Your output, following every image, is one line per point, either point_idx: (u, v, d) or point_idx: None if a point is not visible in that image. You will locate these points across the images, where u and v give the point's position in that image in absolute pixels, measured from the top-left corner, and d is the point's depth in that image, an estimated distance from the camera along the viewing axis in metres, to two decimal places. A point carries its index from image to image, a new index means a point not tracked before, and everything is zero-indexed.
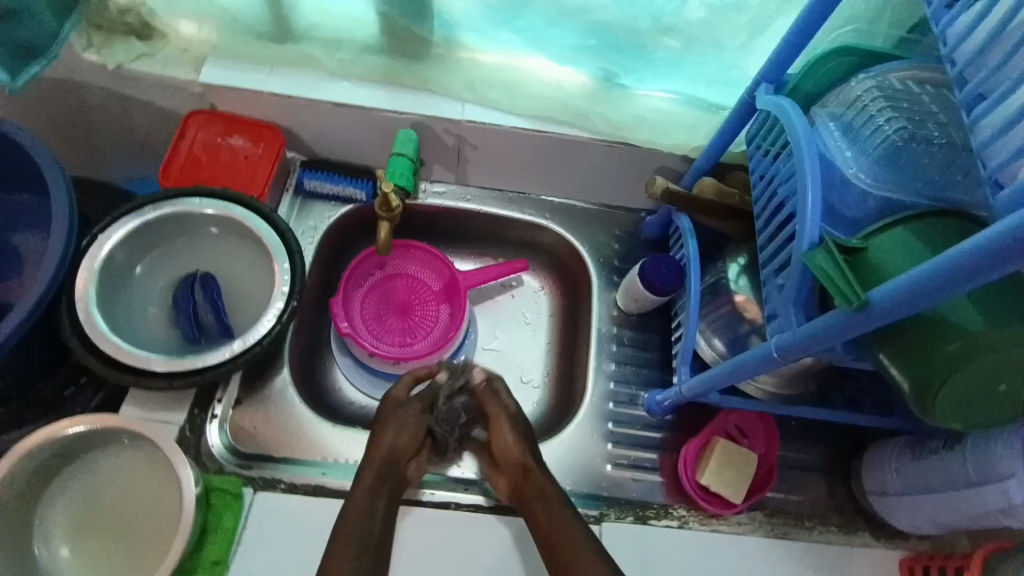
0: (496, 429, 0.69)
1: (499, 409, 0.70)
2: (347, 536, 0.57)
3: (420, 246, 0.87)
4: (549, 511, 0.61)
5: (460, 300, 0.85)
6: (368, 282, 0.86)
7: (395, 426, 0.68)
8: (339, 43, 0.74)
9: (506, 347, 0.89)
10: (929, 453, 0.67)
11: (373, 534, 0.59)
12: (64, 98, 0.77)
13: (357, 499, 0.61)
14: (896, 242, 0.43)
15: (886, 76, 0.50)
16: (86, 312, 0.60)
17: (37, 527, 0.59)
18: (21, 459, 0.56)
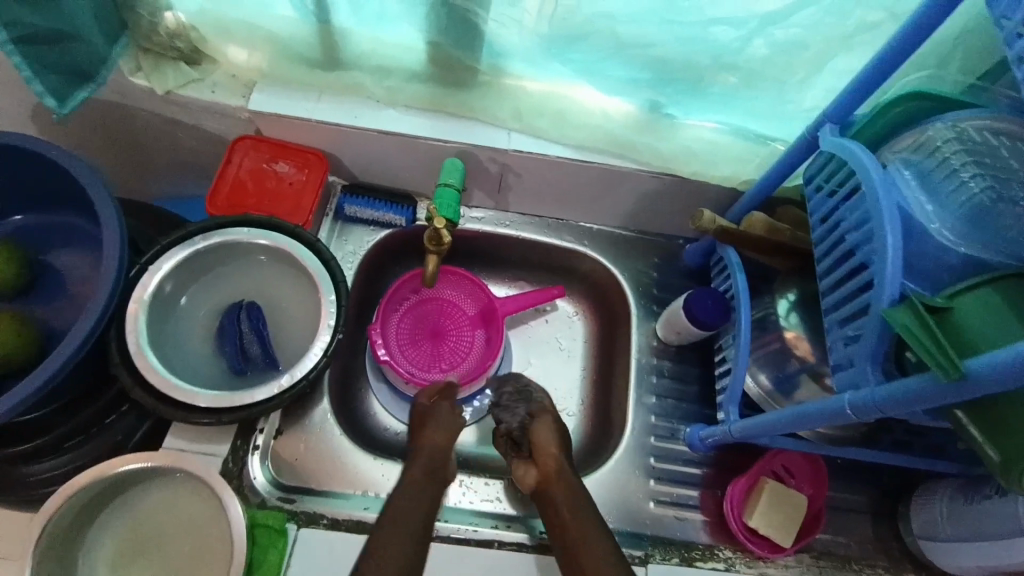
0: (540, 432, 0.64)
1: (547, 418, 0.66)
2: (394, 530, 0.52)
3: (457, 271, 0.86)
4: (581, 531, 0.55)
5: (498, 327, 0.84)
6: (407, 304, 0.85)
7: (433, 427, 0.66)
8: (387, 70, 0.73)
9: (541, 374, 0.87)
10: (981, 498, 0.64)
11: (427, 521, 0.54)
12: (112, 120, 0.77)
13: (404, 489, 0.57)
14: (983, 305, 0.42)
15: (964, 124, 0.48)
16: (137, 345, 0.60)
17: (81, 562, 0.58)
18: (73, 494, 0.56)
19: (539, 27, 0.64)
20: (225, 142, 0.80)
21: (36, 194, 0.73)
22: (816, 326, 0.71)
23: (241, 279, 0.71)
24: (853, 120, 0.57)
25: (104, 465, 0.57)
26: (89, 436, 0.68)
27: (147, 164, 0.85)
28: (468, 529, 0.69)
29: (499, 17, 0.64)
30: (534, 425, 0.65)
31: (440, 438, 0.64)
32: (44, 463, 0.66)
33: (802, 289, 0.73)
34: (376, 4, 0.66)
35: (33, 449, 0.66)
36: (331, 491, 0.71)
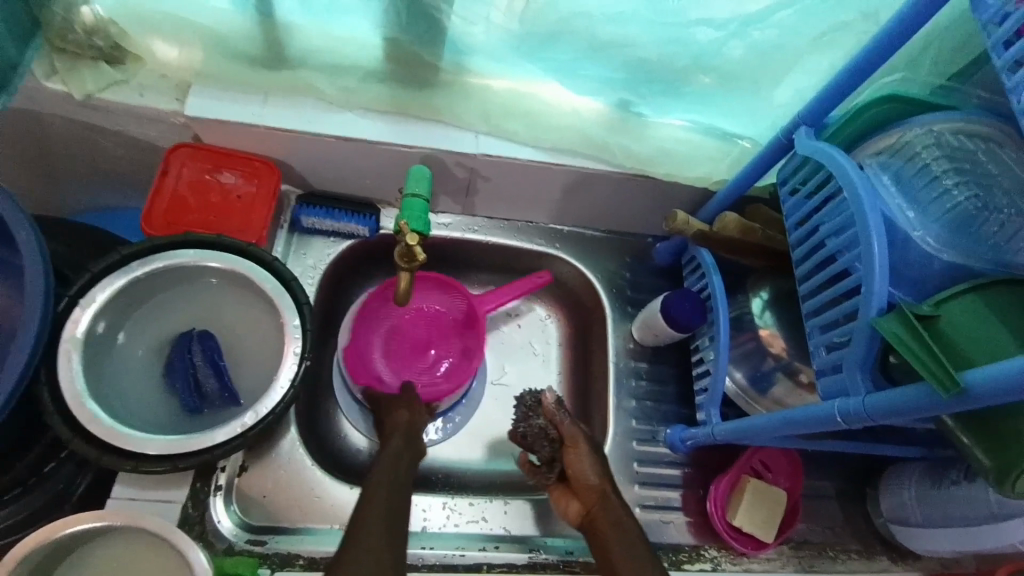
0: (581, 465, 0.64)
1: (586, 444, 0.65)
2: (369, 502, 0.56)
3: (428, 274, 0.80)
4: (627, 551, 0.59)
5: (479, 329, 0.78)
6: (390, 313, 0.79)
7: (396, 412, 0.69)
8: (341, 69, 0.67)
9: (516, 381, 0.84)
10: (950, 484, 0.67)
11: (393, 509, 0.56)
12: (22, 129, 0.68)
13: (380, 469, 0.61)
14: (967, 311, 0.42)
15: (938, 128, 0.50)
16: (72, 391, 0.53)
17: None
18: (15, 562, 0.50)
19: (509, 26, 0.61)
20: (159, 151, 0.72)
21: None
22: (790, 323, 0.72)
23: (189, 305, 0.65)
24: (829, 123, 0.58)
25: (48, 529, 0.51)
26: (28, 486, 0.60)
27: (66, 175, 0.76)
28: (457, 554, 0.67)
29: (466, 14, 0.61)
30: (573, 468, 0.64)
31: (405, 419, 0.67)
32: None
33: (775, 286, 0.74)
34: None
35: None
36: (305, 527, 0.67)
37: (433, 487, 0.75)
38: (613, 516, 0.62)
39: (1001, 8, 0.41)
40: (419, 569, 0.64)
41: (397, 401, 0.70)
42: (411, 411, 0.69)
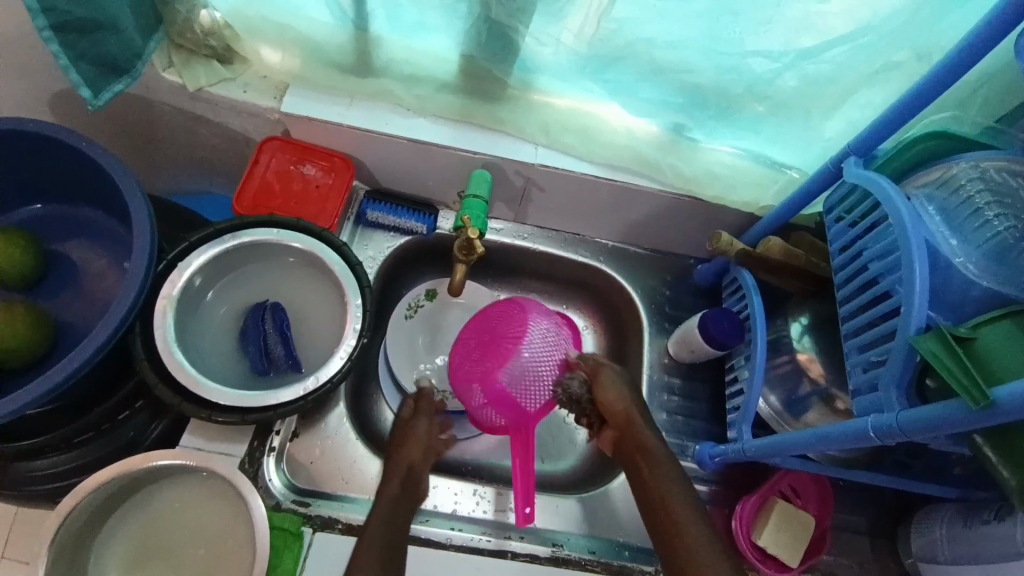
0: (607, 382, 0.66)
1: (608, 363, 0.68)
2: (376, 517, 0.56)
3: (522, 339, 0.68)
4: (672, 486, 0.57)
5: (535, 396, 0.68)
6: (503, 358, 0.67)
7: (410, 442, 0.66)
8: (418, 79, 0.74)
9: None
10: (982, 523, 0.66)
11: (395, 511, 0.57)
12: (136, 114, 0.77)
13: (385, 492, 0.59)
14: (1005, 335, 0.44)
15: (984, 165, 0.52)
16: (165, 342, 0.61)
17: (97, 552, 0.58)
18: (95, 489, 0.56)
19: (576, 47, 0.66)
20: (249, 142, 0.80)
21: (56, 184, 0.73)
22: (828, 349, 0.73)
23: (266, 278, 0.72)
24: (878, 154, 0.60)
25: (132, 462, 0.56)
26: (101, 431, 0.67)
27: (165, 159, 0.85)
28: (484, 539, 0.70)
29: (538, 34, 0.65)
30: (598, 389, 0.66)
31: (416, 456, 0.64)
32: (53, 458, 0.65)
33: (815, 313, 0.76)
34: (418, 14, 0.66)
35: (45, 443, 0.64)
36: (345, 495, 0.71)
37: (463, 475, 0.78)
38: (658, 444, 0.61)
39: None
40: (447, 547, 0.68)
41: (410, 430, 0.68)
42: (427, 436, 0.68)
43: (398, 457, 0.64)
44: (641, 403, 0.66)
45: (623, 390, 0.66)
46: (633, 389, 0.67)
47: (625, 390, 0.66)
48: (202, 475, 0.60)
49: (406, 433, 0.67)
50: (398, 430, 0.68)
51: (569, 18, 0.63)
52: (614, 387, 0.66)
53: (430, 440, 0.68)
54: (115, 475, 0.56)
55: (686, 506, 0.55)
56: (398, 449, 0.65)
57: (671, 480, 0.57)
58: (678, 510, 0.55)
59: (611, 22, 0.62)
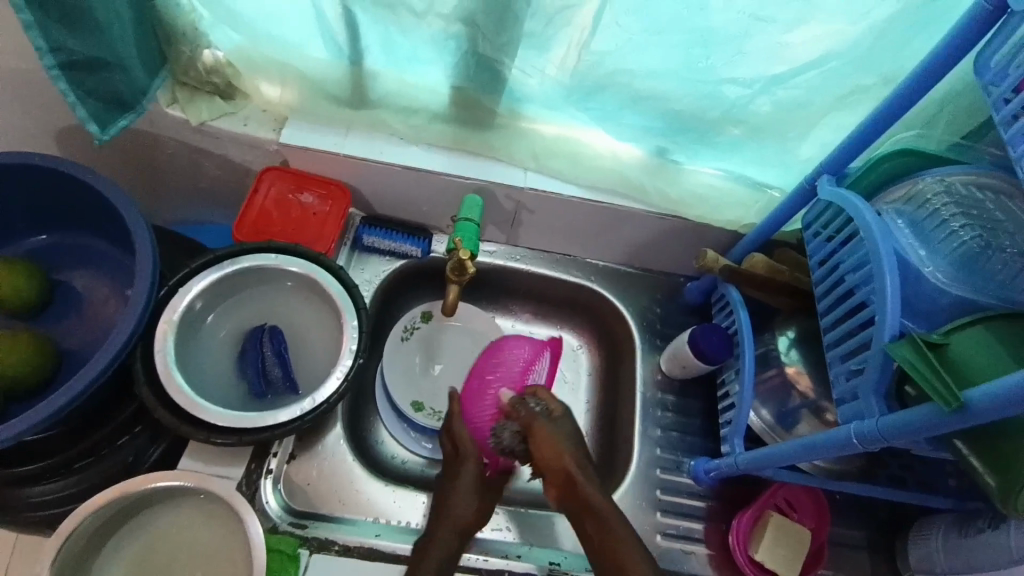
0: (550, 436, 0.66)
1: (544, 416, 0.67)
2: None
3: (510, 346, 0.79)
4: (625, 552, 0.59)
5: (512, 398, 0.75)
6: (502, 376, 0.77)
7: (457, 498, 0.66)
8: (412, 110, 0.77)
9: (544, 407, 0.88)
10: (978, 532, 0.66)
11: None
12: (141, 148, 0.80)
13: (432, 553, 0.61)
14: (975, 341, 0.46)
15: (950, 179, 0.55)
16: (165, 364, 0.63)
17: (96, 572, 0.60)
18: (99, 508, 0.57)
19: (561, 78, 0.70)
20: (250, 173, 0.83)
21: (63, 214, 0.76)
22: (816, 361, 0.75)
23: (266, 302, 0.74)
24: (850, 172, 0.63)
25: (134, 482, 0.59)
26: (100, 456, 0.68)
27: (169, 189, 0.88)
28: (480, 558, 0.69)
29: (525, 66, 0.69)
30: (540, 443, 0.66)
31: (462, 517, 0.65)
32: (50, 484, 0.66)
33: (801, 327, 0.77)
34: (411, 50, 0.70)
35: (45, 469, 0.65)
36: (341, 517, 0.71)
37: None
38: (603, 496, 0.63)
39: (1000, 71, 0.48)
40: None
41: (457, 487, 0.67)
42: (478, 500, 0.67)
43: (450, 523, 0.64)
44: (583, 452, 0.66)
45: (568, 443, 0.66)
46: (575, 438, 0.67)
47: (569, 441, 0.66)
48: (201, 496, 0.62)
49: (465, 492, 0.67)
50: (456, 486, 0.67)
51: (553, 51, 0.66)
52: (556, 441, 0.66)
53: (479, 508, 0.67)
54: (119, 495, 0.58)
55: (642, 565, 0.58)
56: (451, 509, 0.65)
57: (622, 534, 0.60)
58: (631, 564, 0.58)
59: (592, 54, 0.66)
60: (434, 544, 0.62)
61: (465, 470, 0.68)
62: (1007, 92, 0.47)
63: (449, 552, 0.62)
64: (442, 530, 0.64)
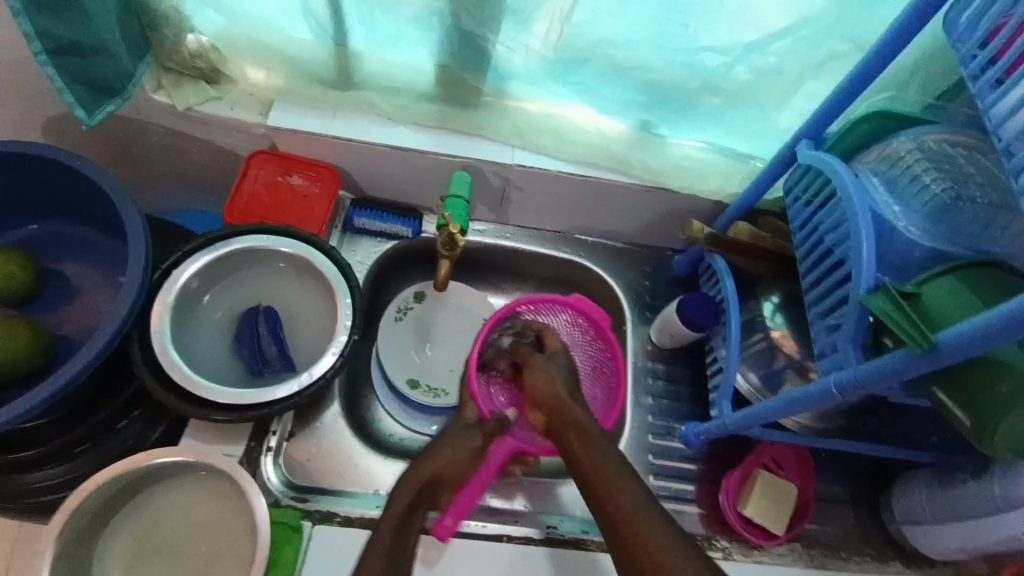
0: (541, 370, 0.73)
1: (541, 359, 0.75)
2: (383, 530, 0.60)
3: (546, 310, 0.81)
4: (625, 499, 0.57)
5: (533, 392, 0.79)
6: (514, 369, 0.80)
7: (441, 454, 0.69)
8: (397, 90, 0.78)
9: None
10: (958, 483, 0.68)
11: (401, 531, 0.61)
12: (127, 135, 0.80)
13: (399, 502, 0.63)
14: (947, 289, 0.48)
15: (924, 138, 0.57)
16: (162, 345, 0.64)
17: (100, 545, 0.62)
18: (106, 482, 0.59)
19: (544, 52, 0.70)
20: (237, 158, 0.83)
21: (50, 203, 0.76)
22: (799, 324, 0.77)
23: (260, 283, 0.76)
24: (828, 137, 0.65)
25: (134, 460, 0.60)
26: (98, 441, 0.68)
27: (155, 177, 0.88)
28: (478, 524, 0.71)
29: (508, 42, 0.70)
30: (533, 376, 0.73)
31: (439, 469, 0.67)
32: (50, 469, 0.67)
33: (784, 291, 0.79)
34: (395, 29, 0.71)
35: (42, 455, 0.66)
36: (343, 491, 0.73)
37: None
38: (582, 446, 0.64)
39: (968, 26, 0.51)
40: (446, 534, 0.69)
41: (446, 442, 0.70)
42: (469, 453, 0.71)
43: (423, 464, 0.68)
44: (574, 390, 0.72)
45: (558, 377, 0.73)
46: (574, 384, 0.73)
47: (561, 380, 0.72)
48: (204, 473, 0.64)
49: (457, 445, 0.70)
50: (442, 442, 0.70)
51: (536, 26, 0.67)
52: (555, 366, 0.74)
53: (469, 463, 0.70)
54: (126, 470, 0.60)
55: (650, 513, 0.55)
56: (431, 457, 0.68)
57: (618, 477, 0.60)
58: (632, 508, 0.56)
59: (574, 27, 0.67)
60: (403, 494, 0.64)
61: (461, 422, 0.73)
62: (975, 45, 0.50)
63: (411, 504, 0.64)
64: (416, 476, 0.66)
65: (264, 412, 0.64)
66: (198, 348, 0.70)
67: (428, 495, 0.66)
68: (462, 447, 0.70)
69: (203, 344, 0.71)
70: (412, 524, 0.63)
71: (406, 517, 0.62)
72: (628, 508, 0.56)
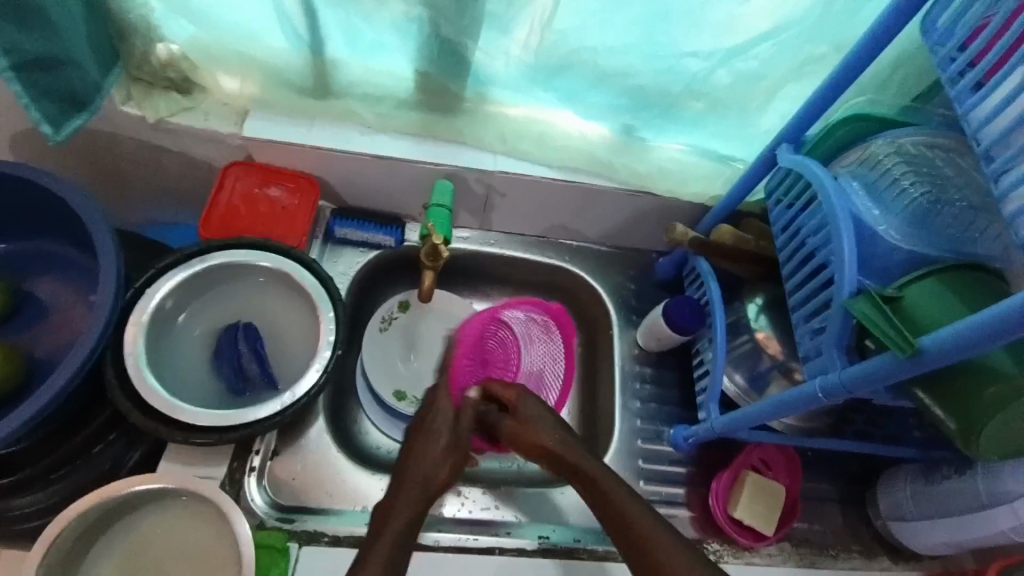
0: (529, 423, 0.63)
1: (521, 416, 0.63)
2: (377, 553, 0.56)
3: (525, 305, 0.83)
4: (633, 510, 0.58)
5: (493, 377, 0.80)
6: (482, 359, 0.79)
7: (419, 470, 0.62)
8: (376, 98, 0.76)
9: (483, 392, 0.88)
10: (942, 478, 0.69)
11: (393, 558, 0.56)
12: (98, 148, 0.77)
13: (390, 527, 0.58)
14: (928, 292, 0.49)
15: (902, 141, 0.58)
16: (137, 368, 0.62)
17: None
18: (83, 511, 0.57)
19: (526, 58, 0.70)
20: (213, 169, 0.81)
21: (19, 221, 0.74)
22: (783, 326, 0.78)
23: (239, 298, 0.74)
24: (808, 140, 0.66)
25: (112, 487, 0.58)
26: (76, 466, 0.66)
27: (128, 190, 0.85)
28: (470, 538, 0.70)
29: (488, 48, 0.69)
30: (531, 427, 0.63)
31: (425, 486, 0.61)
32: (25, 497, 0.64)
33: (768, 292, 0.80)
34: (373, 37, 0.69)
35: (15, 483, 0.64)
36: (329, 508, 0.72)
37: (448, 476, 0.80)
38: (608, 472, 0.61)
39: (947, 30, 0.51)
40: (436, 549, 0.69)
41: (418, 452, 0.63)
42: (445, 465, 0.62)
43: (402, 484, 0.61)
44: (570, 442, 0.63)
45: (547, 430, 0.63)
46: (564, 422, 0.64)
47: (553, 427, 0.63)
48: (186, 498, 0.62)
49: (440, 438, 0.63)
50: (413, 456, 0.63)
51: (517, 31, 0.67)
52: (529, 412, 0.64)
53: (447, 472, 0.62)
54: (103, 497, 0.58)
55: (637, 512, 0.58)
56: (419, 470, 0.62)
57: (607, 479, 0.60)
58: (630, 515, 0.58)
59: (555, 33, 0.67)
60: (392, 521, 0.58)
61: (442, 419, 0.65)
62: (953, 50, 0.51)
63: (408, 527, 0.58)
64: (410, 492, 0.61)
65: (247, 429, 0.62)
66: (175, 367, 0.68)
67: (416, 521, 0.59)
68: (436, 462, 0.62)
69: (182, 363, 0.69)
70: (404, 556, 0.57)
71: (396, 555, 0.56)
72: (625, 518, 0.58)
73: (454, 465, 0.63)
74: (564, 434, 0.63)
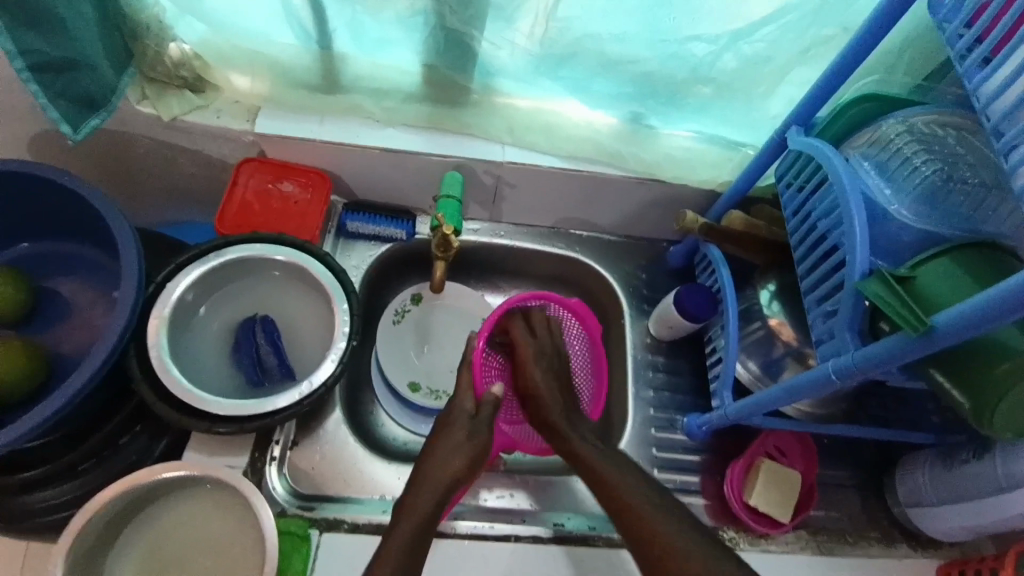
0: (531, 359, 0.75)
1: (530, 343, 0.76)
2: (409, 517, 0.59)
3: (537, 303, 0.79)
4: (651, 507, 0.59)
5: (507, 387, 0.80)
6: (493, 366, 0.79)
7: (450, 456, 0.65)
8: (385, 92, 0.77)
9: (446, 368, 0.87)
10: (961, 463, 0.68)
11: (422, 528, 0.59)
12: (116, 149, 0.79)
13: (419, 497, 0.61)
14: (940, 271, 0.48)
15: (913, 119, 0.57)
16: (159, 358, 0.64)
17: (109, 561, 0.62)
18: (114, 498, 0.59)
19: (531, 48, 0.70)
20: (227, 166, 0.83)
21: (43, 221, 0.76)
22: (796, 312, 0.77)
23: (256, 293, 0.76)
24: (817, 122, 0.65)
25: (142, 474, 0.60)
26: (102, 458, 0.69)
27: (147, 190, 0.87)
28: (486, 526, 0.71)
29: (494, 39, 0.69)
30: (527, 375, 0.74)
31: (459, 469, 0.64)
32: (53, 488, 0.67)
33: (781, 279, 0.79)
34: (380, 31, 0.70)
35: (45, 475, 0.66)
36: (347, 497, 0.73)
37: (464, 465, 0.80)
38: (612, 469, 0.64)
39: (955, 5, 0.51)
40: (453, 536, 0.69)
41: (449, 433, 0.67)
42: (468, 452, 0.66)
43: (429, 467, 0.64)
44: (567, 399, 0.73)
45: (542, 357, 0.76)
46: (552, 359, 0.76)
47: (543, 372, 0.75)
48: (210, 486, 0.64)
49: (458, 428, 0.68)
50: (441, 441, 0.67)
51: (520, 23, 0.67)
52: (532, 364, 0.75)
53: (474, 458, 0.66)
54: (133, 485, 0.60)
55: (629, 491, 0.61)
56: (441, 461, 0.65)
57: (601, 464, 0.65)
58: (637, 510, 0.59)
59: (559, 21, 0.66)
60: (418, 498, 0.61)
61: (461, 412, 0.70)
62: (961, 24, 0.50)
63: (439, 505, 0.61)
64: (434, 483, 0.63)
65: (264, 419, 0.64)
66: (194, 360, 0.70)
67: (441, 500, 0.62)
68: (465, 447, 0.66)
69: (201, 356, 0.71)
70: (429, 530, 0.59)
71: (424, 527, 0.59)
72: (626, 505, 0.60)
73: (480, 453, 0.66)
74: (558, 378, 0.75)
